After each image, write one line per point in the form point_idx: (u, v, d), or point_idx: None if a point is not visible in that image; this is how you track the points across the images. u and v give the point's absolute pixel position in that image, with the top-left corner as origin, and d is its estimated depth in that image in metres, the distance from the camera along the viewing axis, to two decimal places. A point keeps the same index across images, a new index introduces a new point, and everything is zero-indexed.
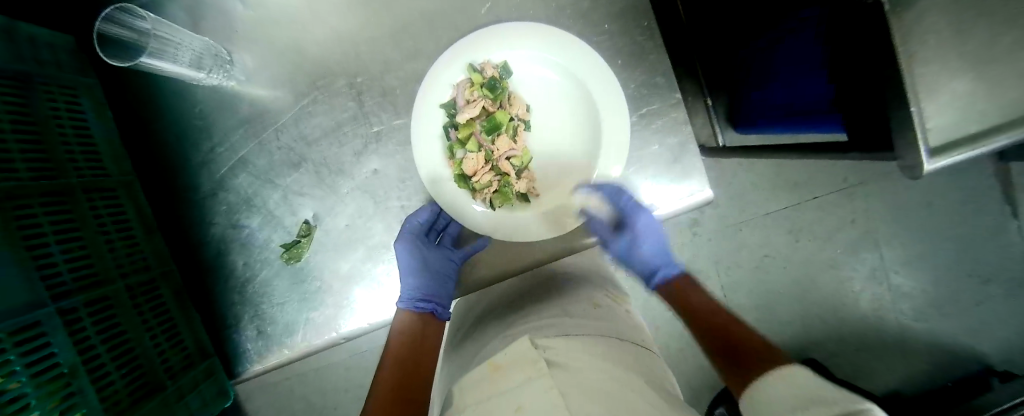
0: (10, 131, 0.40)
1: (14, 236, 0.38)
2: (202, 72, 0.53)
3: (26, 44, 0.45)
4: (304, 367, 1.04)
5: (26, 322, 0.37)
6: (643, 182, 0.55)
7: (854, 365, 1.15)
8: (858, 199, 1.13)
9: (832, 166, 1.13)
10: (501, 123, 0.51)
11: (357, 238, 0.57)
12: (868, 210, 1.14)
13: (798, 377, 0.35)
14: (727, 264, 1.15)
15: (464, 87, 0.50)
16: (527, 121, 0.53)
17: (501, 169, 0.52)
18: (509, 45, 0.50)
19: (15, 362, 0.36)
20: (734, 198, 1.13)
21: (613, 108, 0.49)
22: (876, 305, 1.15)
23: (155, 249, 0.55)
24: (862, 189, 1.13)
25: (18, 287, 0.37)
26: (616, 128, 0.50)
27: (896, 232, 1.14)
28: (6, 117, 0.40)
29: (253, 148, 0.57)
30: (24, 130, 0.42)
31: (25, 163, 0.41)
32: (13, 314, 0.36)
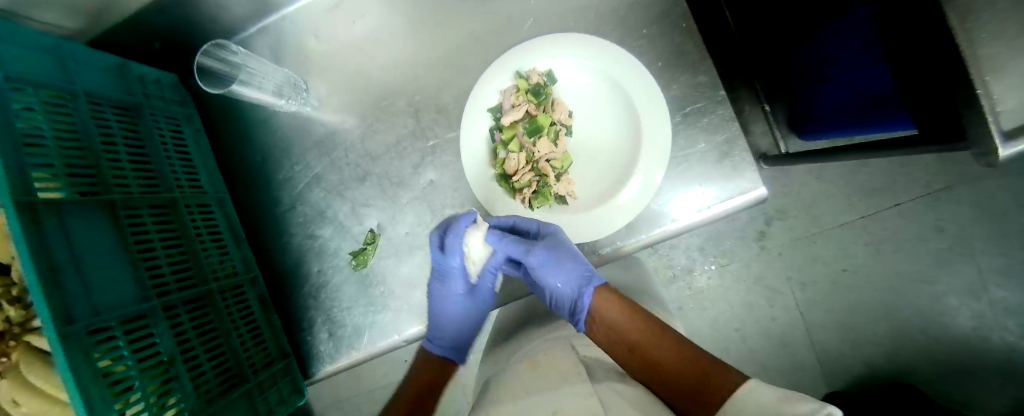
0: (123, 153, 0.49)
1: (125, 240, 0.45)
2: (281, 99, 0.60)
3: (138, 82, 0.55)
4: (371, 385, 1.10)
5: (134, 314, 0.43)
6: (688, 185, 0.53)
7: (966, 396, 1.00)
8: (947, 205, 1.01)
9: (914, 166, 1.02)
10: (543, 126, 0.51)
11: (417, 244, 0.61)
12: (961, 216, 1.01)
13: (752, 389, 0.37)
14: (801, 280, 1.05)
15: (510, 93, 0.52)
16: (569, 127, 0.54)
17: (541, 170, 0.51)
18: (554, 54, 0.52)
19: (123, 347, 0.41)
20: (802, 207, 1.05)
21: (658, 113, 0.50)
22: (981, 323, 1.00)
23: (243, 257, 0.63)
24: (950, 193, 1.01)
25: (131, 282, 0.45)
26: (661, 128, 0.51)
27: (998, 240, 0.99)
28: (118, 137, 0.49)
29: (326, 165, 0.64)
30: (135, 152, 0.51)
31: (137, 179, 0.50)
32: (124, 305, 0.43)
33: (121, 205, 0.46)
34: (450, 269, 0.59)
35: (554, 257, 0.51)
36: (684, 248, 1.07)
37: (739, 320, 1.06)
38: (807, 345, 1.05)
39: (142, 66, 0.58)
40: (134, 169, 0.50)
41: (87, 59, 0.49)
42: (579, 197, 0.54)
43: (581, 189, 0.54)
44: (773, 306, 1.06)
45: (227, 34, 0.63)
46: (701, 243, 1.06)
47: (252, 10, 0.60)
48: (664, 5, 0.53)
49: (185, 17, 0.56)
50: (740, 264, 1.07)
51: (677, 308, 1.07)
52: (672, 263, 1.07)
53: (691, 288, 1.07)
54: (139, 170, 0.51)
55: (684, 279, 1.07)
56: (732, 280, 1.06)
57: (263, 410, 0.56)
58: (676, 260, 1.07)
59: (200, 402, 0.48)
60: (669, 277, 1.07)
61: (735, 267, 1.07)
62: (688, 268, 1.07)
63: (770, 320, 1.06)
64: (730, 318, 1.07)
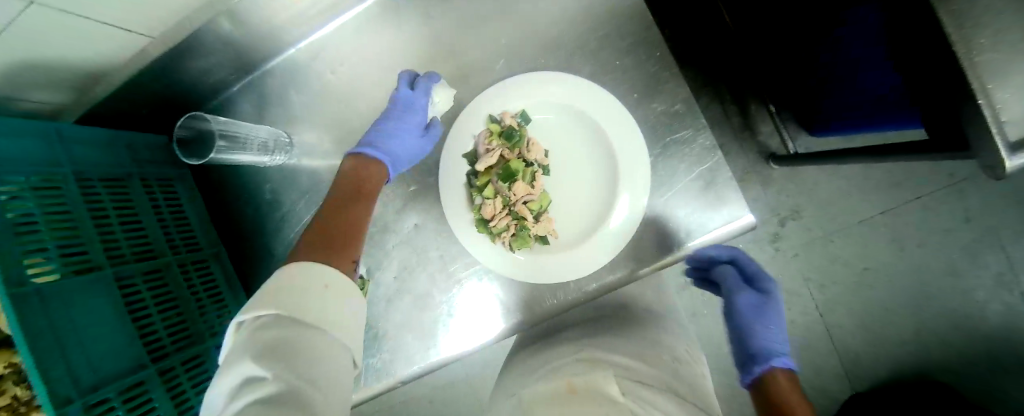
0: (116, 223, 0.51)
1: (120, 311, 0.47)
2: (268, 155, 0.61)
3: (127, 150, 0.57)
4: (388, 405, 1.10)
5: (132, 382, 0.45)
6: (673, 214, 0.52)
7: (1002, 393, 0.94)
8: (969, 195, 0.96)
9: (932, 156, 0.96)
10: (516, 170, 0.50)
11: (405, 288, 0.61)
12: (985, 205, 0.95)
13: None
14: (820, 281, 1.01)
15: (483, 137, 0.52)
16: (547, 166, 0.54)
17: (518, 214, 0.51)
18: (525, 96, 0.52)
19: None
20: (816, 205, 1.00)
21: (635, 149, 0.49)
22: (1015, 316, 0.94)
23: (241, 308, 0.64)
24: (972, 183, 0.96)
25: (128, 351, 0.46)
26: (637, 162, 0.50)
27: None
28: (110, 209, 0.51)
29: (315, 214, 0.65)
30: (128, 221, 0.53)
31: (130, 247, 0.52)
32: (121, 376, 0.44)
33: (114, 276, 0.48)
34: (413, 102, 0.52)
35: (764, 307, 0.51)
36: None
37: None
38: (828, 348, 1.01)
39: (131, 132, 0.59)
40: (129, 237, 0.52)
41: (78, 136, 0.51)
42: (561, 235, 0.54)
43: (561, 227, 0.54)
44: (791, 309, 1.02)
45: (213, 92, 0.65)
46: None
47: (235, 70, 0.62)
48: (638, 35, 0.52)
49: (171, 81, 0.58)
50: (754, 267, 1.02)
51: (691, 315, 1.02)
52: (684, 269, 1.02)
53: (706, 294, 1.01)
54: (134, 238, 0.53)
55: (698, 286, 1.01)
56: None
57: None
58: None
59: None
60: (681, 284, 1.01)
61: None
62: None
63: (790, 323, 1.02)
64: None
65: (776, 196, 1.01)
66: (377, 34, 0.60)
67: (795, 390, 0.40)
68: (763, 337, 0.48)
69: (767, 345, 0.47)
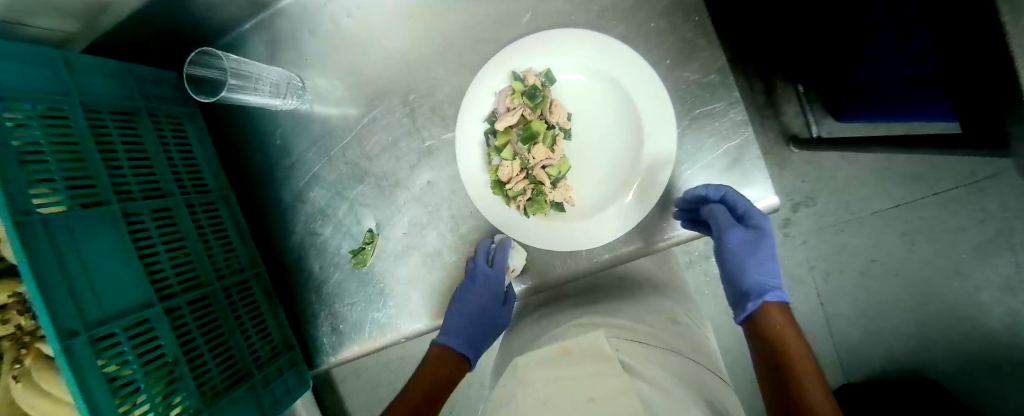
0: (123, 158, 0.50)
1: (128, 246, 0.47)
2: (279, 99, 0.60)
3: (136, 84, 0.55)
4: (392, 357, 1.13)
5: (138, 318, 0.45)
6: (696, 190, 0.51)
7: (990, 388, 0.95)
8: (993, 194, 0.93)
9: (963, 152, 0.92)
10: (538, 132, 0.49)
11: (414, 245, 0.60)
12: (1007, 205, 0.92)
13: None
14: (825, 270, 1.01)
15: (504, 96, 0.50)
16: (568, 130, 0.52)
17: (536, 178, 0.50)
18: (551, 54, 0.49)
19: (128, 352, 0.43)
20: (832, 194, 0.98)
21: (661, 116, 0.47)
22: (1018, 321, 0.94)
23: (248, 253, 0.64)
24: (998, 182, 0.92)
25: (135, 287, 0.46)
26: (664, 130, 0.48)
27: None
28: (118, 143, 0.50)
29: (324, 164, 0.64)
30: (136, 157, 0.52)
31: (137, 183, 0.51)
32: (126, 311, 0.44)
33: (122, 211, 0.47)
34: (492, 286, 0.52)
35: (754, 243, 0.48)
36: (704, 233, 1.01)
37: None
38: (824, 335, 1.02)
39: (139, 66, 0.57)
40: (135, 173, 0.51)
41: (82, 66, 0.49)
42: (578, 202, 0.53)
43: (579, 195, 0.53)
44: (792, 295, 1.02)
45: (222, 29, 0.62)
46: None
47: (246, 8, 0.59)
48: None
49: (178, 16, 0.55)
50: None
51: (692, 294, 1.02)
52: (689, 248, 1.01)
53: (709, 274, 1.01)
54: (141, 175, 0.52)
55: (702, 265, 1.01)
56: None
57: (268, 401, 0.59)
58: (695, 245, 1.01)
59: (205, 399, 0.50)
60: (684, 262, 1.01)
61: None
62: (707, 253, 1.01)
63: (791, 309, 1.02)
64: None
65: (791, 181, 0.99)
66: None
67: (789, 329, 0.40)
68: (754, 274, 0.47)
69: (757, 281, 0.46)
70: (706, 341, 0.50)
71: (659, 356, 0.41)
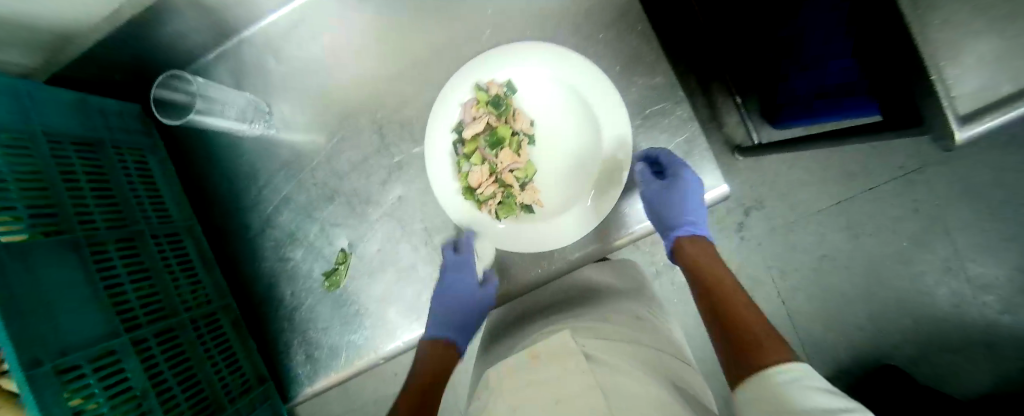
0: (86, 186, 0.48)
1: (92, 277, 0.45)
2: (246, 124, 0.60)
3: (100, 115, 0.55)
4: (365, 397, 1.08)
5: (104, 350, 0.43)
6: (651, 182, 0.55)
7: (940, 367, 1.02)
8: (921, 186, 1.02)
9: (889, 149, 1.02)
10: (504, 138, 0.52)
11: (388, 261, 0.60)
12: (933, 196, 1.02)
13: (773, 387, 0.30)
14: (783, 268, 1.06)
15: (470, 107, 0.53)
16: (531, 135, 0.55)
17: (504, 181, 0.53)
18: (511, 65, 0.52)
19: (95, 385, 0.41)
20: (781, 197, 1.05)
21: (617, 115, 0.50)
22: (959, 300, 1.02)
23: (215, 283, 0.62)
24: (923, 175, 1.02)
25: (99, 318, 0.44)
26: (619, 122, 0.50)
27: (968, 217, 1.01)
28: (80, 172, 0.48)
29: (294, 187, 0.63)
30: (99, 186, 0.50)
31: (101, 212, 0.49)
32: (92, 342, 0.42)
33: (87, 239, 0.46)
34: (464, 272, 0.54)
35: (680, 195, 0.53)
36: None
37: None
38: (790, 331, 1.06)
39: (103, 99, 0.57)
40: (99, 202, 0.50)
41: (46, 99, 0.48)
42: (546, 204, 0.55)
43: (546, 197, 0.55)
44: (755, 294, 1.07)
45: (185, 61, 0.62)
46: None
47: (210, 36, 0.59)
48: (619, 8, 0.53)
49: (139, 50, 0.55)
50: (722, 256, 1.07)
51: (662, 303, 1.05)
52: (655, 258, 1.04)
53: (677, 282, 1.04)
54: (105, 205, 0.50)
55: (669, 273, 1.04)
56: None
57: None
58: (660, 254, 1.04)
59: None
60: (652, 272, 1.04)
61: None
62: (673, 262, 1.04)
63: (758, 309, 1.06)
64: None
65: (741, 188, 1.06)
66: (350, 8, 0.59)
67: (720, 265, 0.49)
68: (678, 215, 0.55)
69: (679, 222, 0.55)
70: (671, 333, 0.52)
71: (627, 348, 0.42)
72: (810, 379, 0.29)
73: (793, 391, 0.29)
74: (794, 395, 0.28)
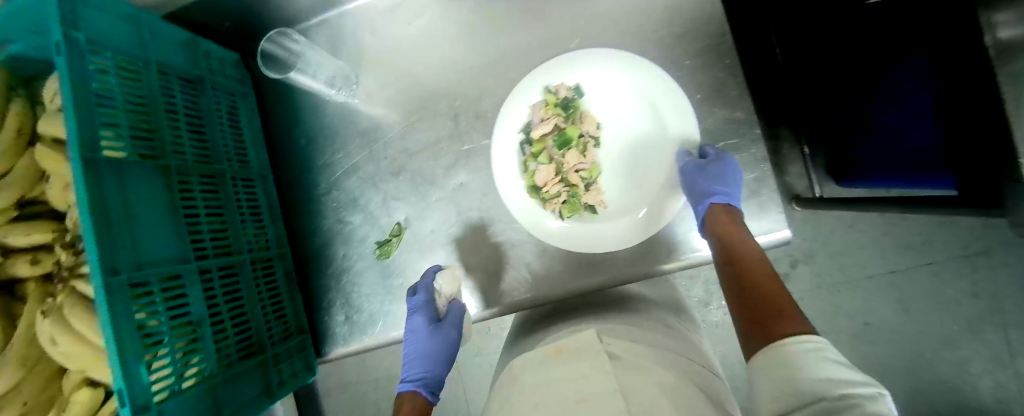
0: (183, 121, 0.53)
1: (172, 205, 0.48)
2: (333, 90, 0.65)
3: (204, 58, 0.60)
4: (380, 372, 1.11)
5: (172, 273, 0.46)
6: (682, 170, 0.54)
7: None
8: (983, 270, 0.97)
9: (956, 226, 0.97)
10: (571, 139, 0.54)
11: (440, 242, 0.62)
12: (995, 284, 0.96)
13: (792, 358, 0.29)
14: (820, 330, 1.02)
15: (539, 108, 0.54)
16: (598, 139, 0.55)
17: (570, 181, 0.54)
18: (589, 72, 0.54)
19: (160, 304, 0.44)
20: (831, 256, 1.02)
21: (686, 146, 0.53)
22: (1008, 398, 0.95)
23: (276, 233, 0.65)
24: (987, 259, 0.97)
25: (173, 244, 0.47)
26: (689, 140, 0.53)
27: None
28: (180, 109, 0.53)
29: (365, 156, 0.66)
30: (193, 123, 0.55)
31: (191, 147, 0.53)
32: (165, 264, 0.46)
33: (174, 169, 0.49)
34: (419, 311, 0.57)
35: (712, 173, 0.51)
36: (704, 281, 1.02)
37: None
38: None
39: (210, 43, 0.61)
40: (191, 138, 0.54)
41: (161, 35, 0.53)
42: (611, 205, 0.55)
43: (611, 198, 0.55)
44: None
45: (287, 23, 0.67)
46: None
47: (316, 3, 0.63)
48: (711, 39, 0.54)
49: (252, 1, 0.60)
50: None
51: None
52: (690, 294, 1.02)
53: (709, 322, 1.02)
54: (196, 139, 0.54)
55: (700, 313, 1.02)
56: None
57: (275, 381, 0.58)
58: (695, 290, 1.02)
59: (219, 365, 0.50)
60: None
61: None
62: (706, 301, 1.02)
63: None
64: None
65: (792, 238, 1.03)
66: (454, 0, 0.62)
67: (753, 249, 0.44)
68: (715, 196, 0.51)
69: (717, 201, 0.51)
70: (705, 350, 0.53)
71: (657, 353, 0.43)
72: (824, 351, 0.29)
73: (808, 359, 0.28)
74: (809, 363, 0.28)
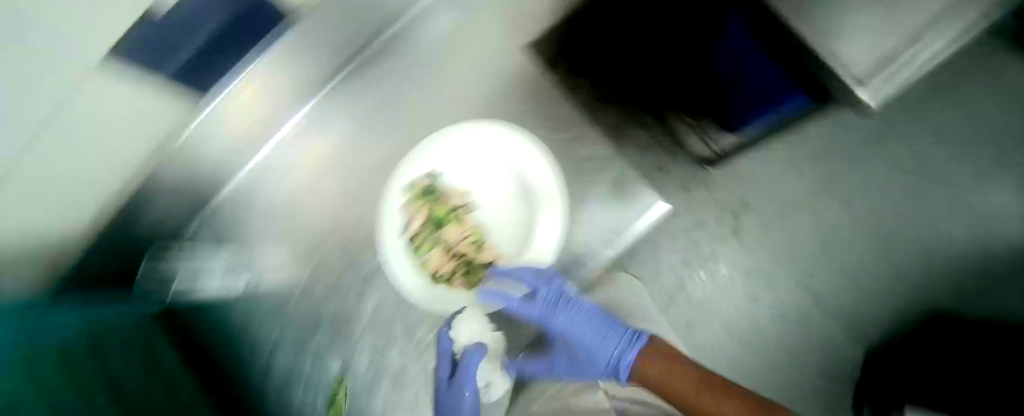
0: None
1: None
2: (230, 279, 0.61)
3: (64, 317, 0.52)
4: None
5: None
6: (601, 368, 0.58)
7: (981, 310, 0.96)
8: (895, 137, 1.00)
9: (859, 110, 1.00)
10: (443, 218, 0.57)
11: (382, 370, 0.64)
12: (909, 144, 1.00)
13: None
14: (796, 258, 0.98)
15: (407, 208, 0.55)
16: (469, 204, 0.59)
17: (462, 253, 0.57)
18: (434, 158, 0.56)
19: None
20: (767, 187, 1.00)
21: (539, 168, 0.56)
22: (973, 236, 0.97)
23: None
24: (891, 127, 1.00)
25: None
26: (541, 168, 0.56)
27: (950, 155, 0.99)
28: None
29: (274, 328, 0.63)
30: None
31: None
32: None
33: None
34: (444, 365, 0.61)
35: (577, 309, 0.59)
36: (666, 264, 0.97)
37: (750, 319, 0.96)
38: (830, 321, 0.96)
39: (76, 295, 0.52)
40: None
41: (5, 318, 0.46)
42: (505, 251, 0.59)
43: (502, 247, 0.60)
44: (778, 293, 0.97)
45: None
46: (681, 255, 0.97)
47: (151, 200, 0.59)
48: None
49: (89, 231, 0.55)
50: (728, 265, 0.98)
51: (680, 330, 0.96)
52: (658, 283, 0.97)
53: (691, 303, 0.96)
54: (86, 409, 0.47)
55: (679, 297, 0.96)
56: (727, 285, 0.97)
57: None
58: (663, 278, 0.97)
59: None
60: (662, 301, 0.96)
61: (725, 271, 0.98)
62: (677, 284, 0.96)
63: (803, 311, 0.97)
64: (743, 321, 0.96)
65: (725, 189, 0.99)
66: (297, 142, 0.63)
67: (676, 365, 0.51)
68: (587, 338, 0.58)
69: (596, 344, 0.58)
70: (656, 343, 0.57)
71: None
72: None
73: None
74: None
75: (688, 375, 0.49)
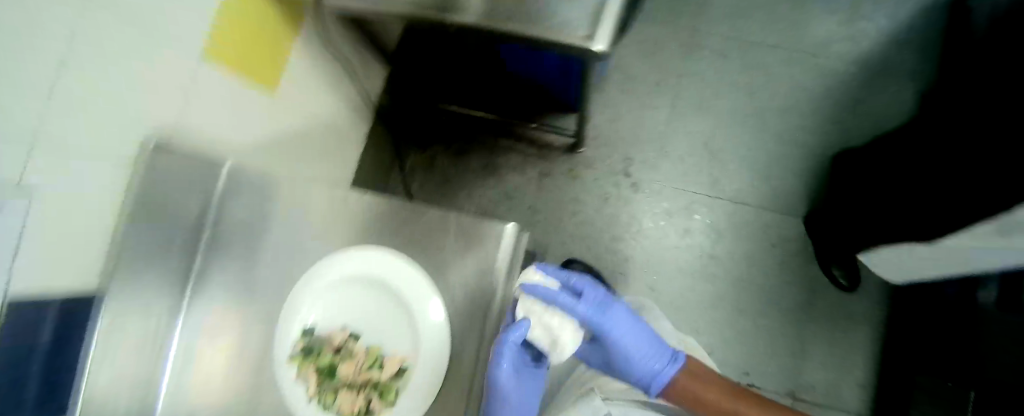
0: None
1: None
2: None
3: None
4: None
5: None
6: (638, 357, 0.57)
7: (872, 116, 0.98)
8: (706, 25, 1.05)
9: (670, 22, 1.06)
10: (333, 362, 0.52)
11: None
12: (720, 23, 1.05)
13: None
14: (698, 174, 1.00)
15: (297, 375, 0.51)
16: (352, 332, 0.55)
17: (366, 382, 0.52)
18: (297, 316, 0.53)
19: None
20: (635, 133, 1.04)
21: (385, 264, 0.53)
22: (822, 64, 1.01)
23: None
24: (698, 18, 1.05)
25: None
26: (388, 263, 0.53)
27: (757, 11, 1.04)
28: None
29: None
30: None
31: None
32: None
33: None
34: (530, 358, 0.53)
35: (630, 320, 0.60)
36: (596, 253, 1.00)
37: (695, 251, 0.97)
38: (761, 207, 0.97)
39: None
40: None
41: None
42: (409, 352, 0.52)
43: (403, 349, 0.53)
44: (703, 213, 0.99)
45: None
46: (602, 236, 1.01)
47: None
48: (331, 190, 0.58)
49: None
50: (647, 218, 1.01)
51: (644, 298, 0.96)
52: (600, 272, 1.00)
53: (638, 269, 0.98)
54: None
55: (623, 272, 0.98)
56: (656, 234, 1.00)
57: None
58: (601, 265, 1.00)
59: None
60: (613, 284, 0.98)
61: (647, 226, 1.00)
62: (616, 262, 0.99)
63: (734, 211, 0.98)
64: (689, 256, 0.97)
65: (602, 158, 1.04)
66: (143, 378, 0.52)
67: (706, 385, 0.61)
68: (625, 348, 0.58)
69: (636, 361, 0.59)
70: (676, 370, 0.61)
71: None
72: None
73: None
74: None
75: (730, 391, 0.61)
